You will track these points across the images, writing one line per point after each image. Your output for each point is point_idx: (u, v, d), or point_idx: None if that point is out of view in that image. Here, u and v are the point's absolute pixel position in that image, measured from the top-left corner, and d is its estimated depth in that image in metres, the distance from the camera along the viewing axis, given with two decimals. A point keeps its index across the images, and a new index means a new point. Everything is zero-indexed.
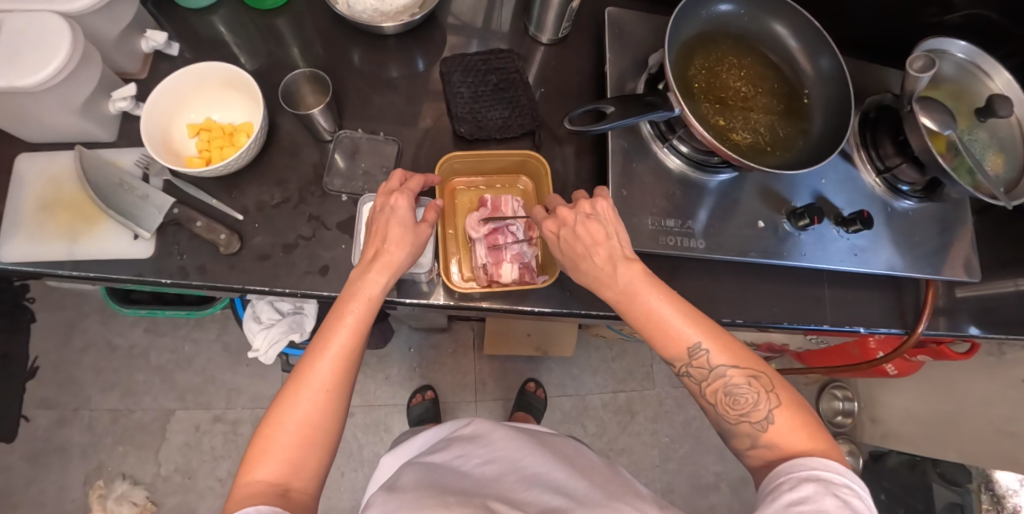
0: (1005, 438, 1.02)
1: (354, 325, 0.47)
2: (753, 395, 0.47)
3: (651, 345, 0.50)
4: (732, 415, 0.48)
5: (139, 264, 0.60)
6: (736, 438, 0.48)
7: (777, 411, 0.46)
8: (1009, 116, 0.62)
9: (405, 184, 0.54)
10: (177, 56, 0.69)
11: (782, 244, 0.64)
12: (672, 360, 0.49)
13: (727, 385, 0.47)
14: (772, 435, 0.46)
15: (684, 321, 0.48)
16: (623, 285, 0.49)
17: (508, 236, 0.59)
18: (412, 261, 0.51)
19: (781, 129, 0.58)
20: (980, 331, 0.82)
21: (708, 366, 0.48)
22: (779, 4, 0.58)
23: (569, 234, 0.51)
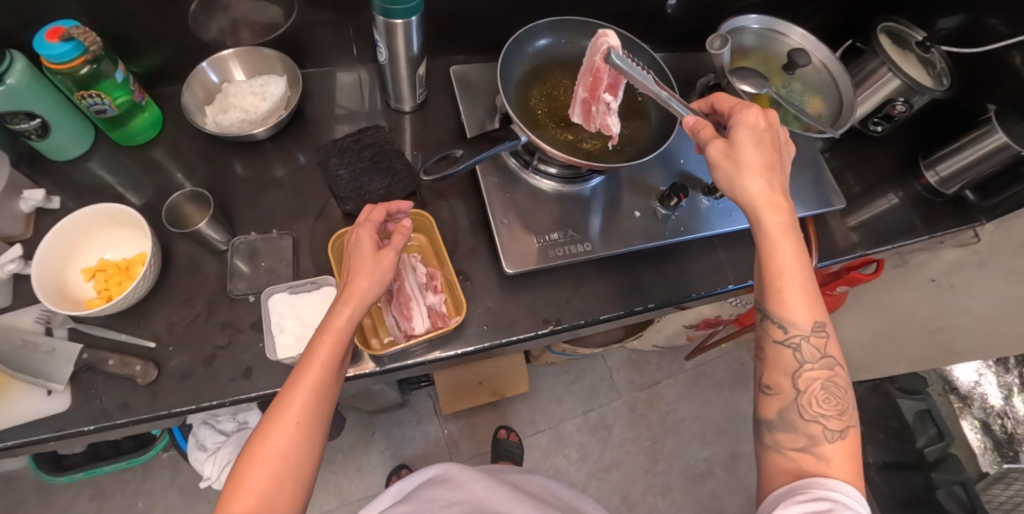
0: (936, 334, 1.14)
1: (325, 358, 0.48)
2: (839, 406, 0.49)
3: (777, 295, 0.51)
4: (809, 410, 0.49)
5: (58, 417, 0.60)
6: (790, 433, 0.49)
7: (850, 432, 0.48)
8: (807, 64, 0.74)
9: (365, 216, 0.56)
10: (60, 208, 0.71)
11: (663, 225, 0.68)
12: (791, 324, 0.50)
13: (823, 382, 0.50)
14: (832, 448, 0.47)
15: (818, 303, 0.51)
16: (783, 222, 0.51)
17: (602, 104, 0.58)
18: (376, 291, 0.52)
19: (625, 128, 0.66)
20: (870, 250, 0.93)
21: (819, 354, 0.50)
22: (586, 26, 0.67)
23: (767, 146, 0.53)
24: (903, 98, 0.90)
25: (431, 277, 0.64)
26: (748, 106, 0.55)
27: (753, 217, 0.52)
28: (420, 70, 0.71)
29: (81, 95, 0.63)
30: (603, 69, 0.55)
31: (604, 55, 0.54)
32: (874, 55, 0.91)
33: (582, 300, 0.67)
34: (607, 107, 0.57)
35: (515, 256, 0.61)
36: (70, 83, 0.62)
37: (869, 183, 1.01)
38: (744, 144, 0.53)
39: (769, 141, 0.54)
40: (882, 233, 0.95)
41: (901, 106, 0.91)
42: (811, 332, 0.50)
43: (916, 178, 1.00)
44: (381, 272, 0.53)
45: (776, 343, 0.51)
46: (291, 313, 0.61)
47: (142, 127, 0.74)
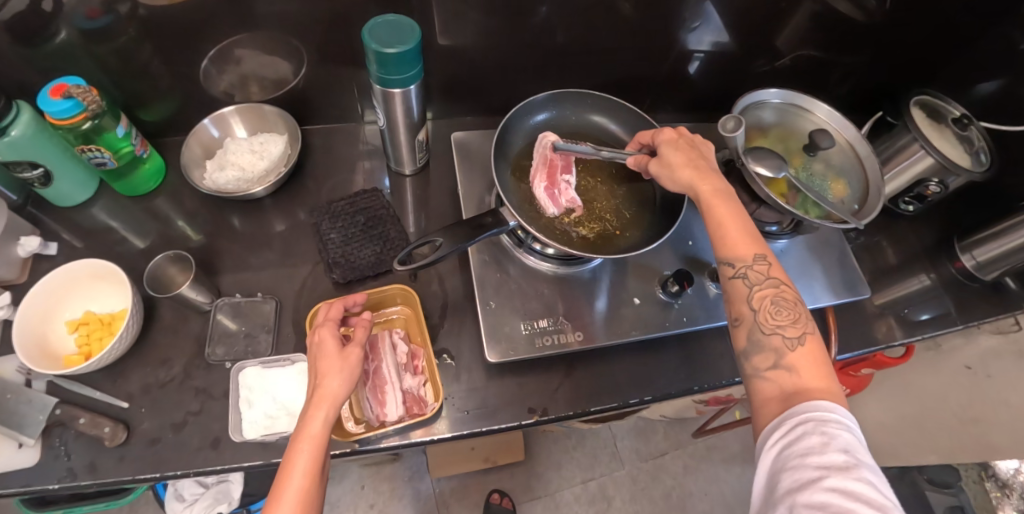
0: (969, 426, 1.03)
1: (308, 466, 0.45)
2: (793, 316, 0.49)
3: (721, 240, 0.52)
4: (767, 325, 0.48)
5: (23, 475, 0.58)
6: (760, 353, 0.47)
7: (810, 338, 0.47)
8: (829, 146, 0.69)
9: (325, 316, 0.55)
10: (57, 253, 0.71)
11: (664, 314, 0.64)
12: (736, 257, 0.51)
13: (774, 297, 0.49)
14: (798, 356, 0.46)
15: (752, 232, 0.52)
16: (715, 188, 0.54)
17: (563, 184, 0.60)
18: (346, 388, 0.50)
19: (626, 210, 0.63)
20: (902, 338, 0.85)
21: (768, 278, 0.50)
22: (593, 100, 0.67)
23: (685, 143, 0.57)
24: (937, 178, 0.84)
25: (412, 357, 0.61)
26: (660, 129, 0.60)
27: (689, 186, 0.55)
28: (419, 136, 0.70)
29: (83, 148, 0.63)
30: (555, 157, 0.60)
31: (554, 145, 0.58)
32: (905, 131, 0.85)
33: (573, 389, 0.63)
34: (570, 184, 0.60)
35: (499, 344, 0.58)
36: (72, 137, 0.62)
37: (899, 262, 0.94)
38: (665, 145, 0.57)
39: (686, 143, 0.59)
40: (914, 320, 0.88)
41: (935, 187, 0.86)
42: (755, 262, 0.51)
43: (951, 260, 0.93)
44: (350, 371, 0.51)
45: (730, 280, 0.51)
46: (262, 387, 0.60)
47: (145, 177, 0.74)
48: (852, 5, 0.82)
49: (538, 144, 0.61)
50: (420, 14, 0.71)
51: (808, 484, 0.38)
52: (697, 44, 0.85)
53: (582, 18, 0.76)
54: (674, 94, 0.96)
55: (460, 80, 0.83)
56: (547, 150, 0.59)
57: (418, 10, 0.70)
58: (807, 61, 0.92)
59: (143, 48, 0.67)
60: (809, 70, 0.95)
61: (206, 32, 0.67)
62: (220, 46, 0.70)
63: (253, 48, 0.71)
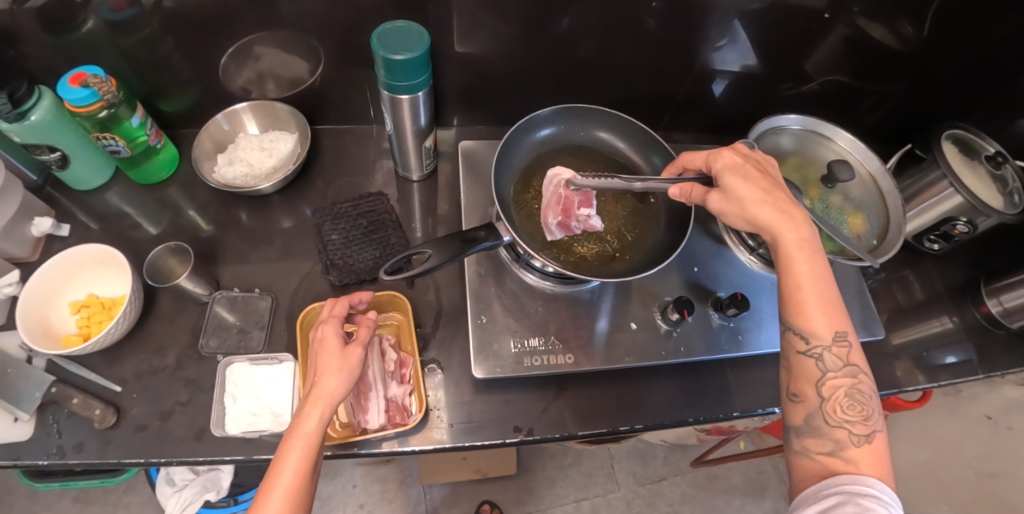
0: (986, 479, 1.06)
1: (299, 465, 0.45)
2: (863, 413, 0.46)
3: (796, 308, 0.49)
4: (835, 415, 0.46)
5: (14, 449, 0.60)
6: (816, 437, 0.46)
7: (877, 438, 0.45)
8: (849, 179, 0.67)
9: (330, 312, 0.55)
10: (69, 235, 0.73)
11: (660, 342, 0.62)
12: (812, 333, 0.48)
13: (848, 389, 0.47)
14: (860, 453, 0.44)
15: (834, 308, 0.48)
16: (801, 238, 0.50)
17: (582, 217, 0.57)
18: (344, 388, 0.49)
19: (629, 232, 0.62)
20: (917, 384, 0.81)
21: (845, 364, 0.47)
22: (601, 116, 0.65)
23: (760, 179, 0.53)
24: (966, 217, 0.80)
25: (400, 365, 0.60)
26: (719, 151, 0.56)
27: (772, 236, 0.51)
28: (426, 143, 0.70)
29: (98, 136, 0.65)
30: (571, 194, 0.57)
31: (569, 182, 0.55)
32: (934, 165, 0.81)
33: (562, 411, 0.61)
34: (589, 216, 0.58)
35: (486, 361, 0.57)
36: (88, 125, 0.63)
37: (920, 303, 0.90)
38: (737, 182, 0.53)
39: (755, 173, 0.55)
40: (933, 365, 0.83)
41: (962, 226, 0.81)
42: (833, 342, 0.48)
43: (975, 304, 0.88)
44: (348, 371, 0.51)
45: (798, 355, 0.48)
46: (249, 383, 0.60)
47: (158, 167, 0.76)
48: (887, 32, 0.79)
49: (547, 182, 0.58)
50: (438, 20, 0.70)
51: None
52: (722, 63, 0.83)
53: (604, 32, 0.75)
54: (695, 114, 0.94)
55: (477, 88, 0.83)
56: (562, 189, 0.56)
57: (436, 17, 0.70)
58: (835, 87, 0.89)
59: (165, 42, 0.68)
60: (837, 97, 0.92)
61: (227, 28, 0.68)
62: (240, 43, 0.71)
63: (272, 46, 0.72)
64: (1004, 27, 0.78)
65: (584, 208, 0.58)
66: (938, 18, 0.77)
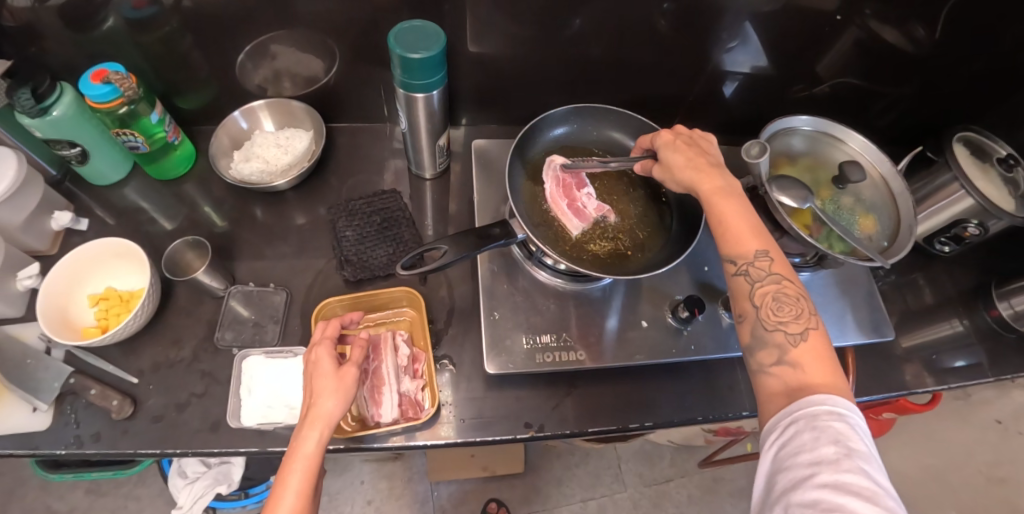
0: (995, 484, 1.06)
1: (300, 487, 0.46)
2: (796, 311, 0.46)
3: (721, 237, 0.50)
4: (770, 323, 0.46)
5: (34, 437, 0.61)
6: (763, 350, 0.46)
7: (813, 333, 0.45)
8: (860, 179, 0.66)
9: (322, 334, 0.56)
10: (87, 228, 0.75)
11: (672, 341, 0.62)
12: (738, 254, 0.49)
13: (776, 293, 0.47)
14: (802, 352, 0.44)
15: (752, 226, 0.49)
16: (717, 184, 0.52)
17: (584, 198, 0.61)
18: (341, 408, 0.50)
19: (641, 231, 0.62)
20: (927, 386, 0.81)
21: (770, 274, 0.47)
22: (614, 115, 0.66)
23: (683, 142, 0.55)
24: (977, 220, 0.80)
25: (413, 360, 0.61)
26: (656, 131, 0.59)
27: (692, 185, 0.53)
28: (440, 141, 0.71)
29: (118, 132, 0.66)
30: (567, 178, 0.61)
31: (564, 162, 0.60)
32: (945, 167, 0.81)
33: (572, 408, 0.62)
34: (590, 195, 0.61)
35: (498, 357, 0.57)
36: (109, 120, 0.65)
37: (931, 306, 0.90)
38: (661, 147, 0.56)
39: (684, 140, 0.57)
40: (943, 367, 0.83)
41: (974, 228, 0.82)
42: (757, 257, 0.48)
43: (986, 308, 0.88)
44: (345, 391, 0.52)
45: (731, 278, 0.49)
46: (264, 376, 0.61)
47: (175, 163, 0.77)
48: (899, 34, 0.79)
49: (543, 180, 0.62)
50: (452, 20, 0.71)
51: (799, 483, 0.37)
52: (734, 65, 0.83)
53: (617, 32, 0.75)
54: (706, 115, 0.94)
55: (490, 88, 0.84)
56: (559, 177, 0.60)
57: (451, 17, 0.71)
58: (847, 89, 0.89)
59: (184, 39, 0.69)
60: (848, 99, 0.92)
61: (244, 27, 0.69)
62: (257, 41, 0.72)
63: (289, 44, 0.73)
64: (1018, 30, 0.77)
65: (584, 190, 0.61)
66: (951, 21, 0.77)
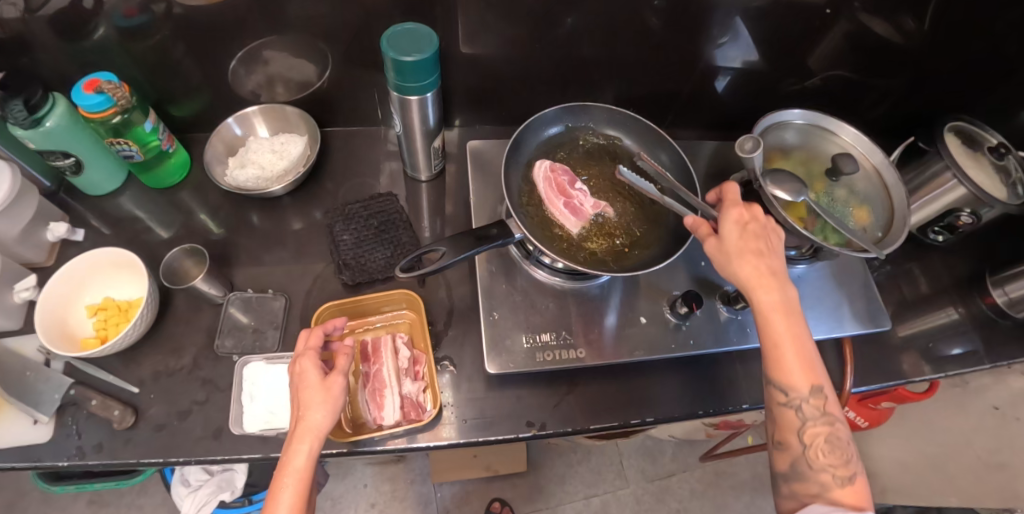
0: (993, 470, 1.06)
1: (293, 502, 0.47)
2: (842, 456, 0.49)
3: (776, 363, 0.50)
4: (818, 460, 0.49)
5: (36, 449, 0.61)
6: (802, 482, 0.49)
7: (857, 479, 0.48)
8: (853, 171, 0.67)
9: (305, 344, 0.55)
10: (83, 239, 0.74)
11: (671, 336, 0.62)
12: (792, 387, 0.49)
13: (826, 436, 0.49)
14: (842, 494, 0.47)
15: (809, 359, 0.50)
16: (780, 300, 0.51)
17: (579, 196, 0.61)
18: (330, 420, 0.51)
19: (637, 228, 0.63)
20: (924, 374, 0.82)
21: (823, 412, 0.49)
22: (609, 114, 0.66)
23: (754, 235, 0.53)
24: (970, 208, 0.81)
25: (414, 362, 0.61)
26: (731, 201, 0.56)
27: (748, 294, 0.52)
28: (435, 143, 0.71)
29: (112, 141, 0.66)
30: (558, 178, 0.62)
31: (552, 162, 0.61)
32: (937, 157, 0.82)
33: (573, 406, 0.62)
34: (584, 191, 0.62)
35: (499, 356, 0.57)
36: (103, 130, 0.64)
37: (926, 295, 0.90)
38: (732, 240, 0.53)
39: (753, 231, 0.54)
40: (939, 355, 0.84)
41: (966, 217, 0.82)
42: (811, 394, 0.50)
43: (981, 295, 0.89)
44: (332, 400, 0.52)
45: (780, 407, 0.50)
46: (265, 381, 0.61)
47: (170, 171, 0.77)
48: (889, 26, 0.80)
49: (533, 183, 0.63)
50: (445, 22, 0.71)
51: None
52: (726, 60, 0.83)
53: (609, 30, 0.75)
54: (699, 110, 0.94)
55: (484, 88, 0.84)
56: (549, 178, 0.62)
57: (443, 19, 0.71)
58: (838, 82, 0.89)
59: (176, 47, 0.69)
60: (840, 91, 0.92)
61: (236, 33, 0.69)
62: (249, 47, 0.72)
63: (281, 50, 0.73)
64: (1007, 19, 0.78)
65: (577, 188, 0.62)
66: (941, 12, 0.77)
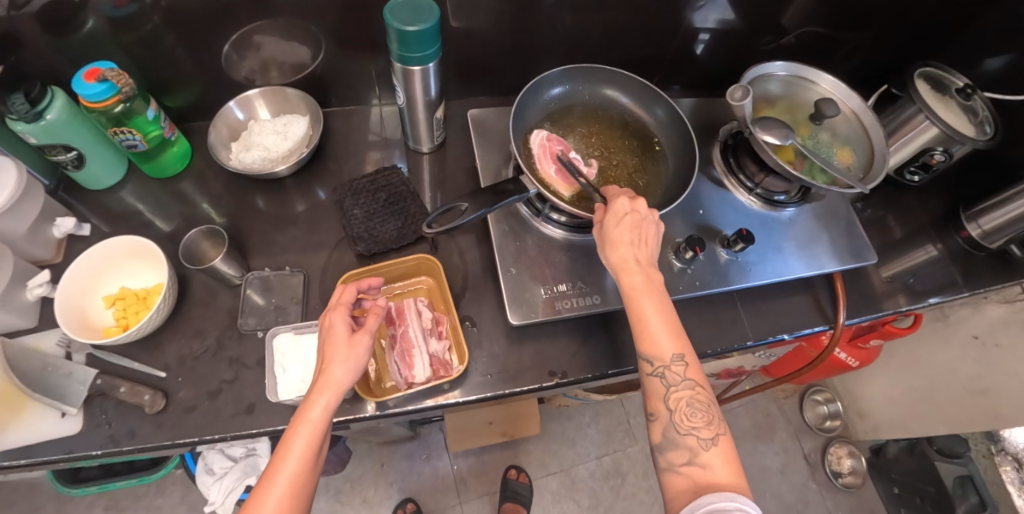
0: (978, 397, 1.04)
1: (304, 451, 0.50)
2: (707, 418, 0.50)
3: (642, 335, 0.53)
4: (682, 425, 0.50)
5: (68, 441, 0.62)
6: (675, 450, 0.49)
7: (722, 439, 0.49)
8: (835, 114, 0.71)
9: (337, 300, 0.58)
10: (90, 234, 0.74)
11: (677, 279, 0.69)
12: (655, 356, 0.51)
13: (689, 399, 0.51)
14: (711, 456, 0.48)
15: (668, 331, 0.52)
16: (645, 280, 0.54)
17: (570, 161, 0.63)
18: (350, 377, 0.53)
19: (641, 179, 0.66)
20: (906, 305, 0.87)
21: (683, 378, 0.51)
22: (605, 73, 0.69)
23: (629, 222, 0.55)
24: (942, 146, 0.86)
25: (437, 322, 0.64)
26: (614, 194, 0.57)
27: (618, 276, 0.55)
28: (438, 114, 0.72)
29: (115, 131, 0.66)
30: (553, 144, 0.64)
31: (546, 128, 0.64)
32: (910, 102, 0.87)
33: (590, 353, 0.65)
34: (577, 158, 0.64)
35: (520, 308, 0.60)
36: (105, 120, 0.65)
37: (906, 234, 0.96)
38: (611, 221, 0.56)
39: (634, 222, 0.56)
40: (919, 288, 0.90)
41: (939, 155, 0.87)
42: (673, 362, 0.52)
43: (957, 231, 0.94)
44: (355, 358, 0.55)
45: (648, 376, 0.52)
46: (293, 352, 0.63)
47: (172, 160, 0.77)
48: None
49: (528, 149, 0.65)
50: None
51: None
52: (704, 21, 0.86)
53: None
54: (683, 72, 0.98)
55: (475, 61, 0.85)
56: (545, 144, 0.64)
57: None
58: (812, 36, 0.93)
59: (169, 36, 0.69)
60: (812, 47, 0.96)
61: (228, 19, 0.70)
62: (241, 32, 0.72)
63: (273, 34, 0.74)
64: None
65: (571, 155, 0.64)
66: None
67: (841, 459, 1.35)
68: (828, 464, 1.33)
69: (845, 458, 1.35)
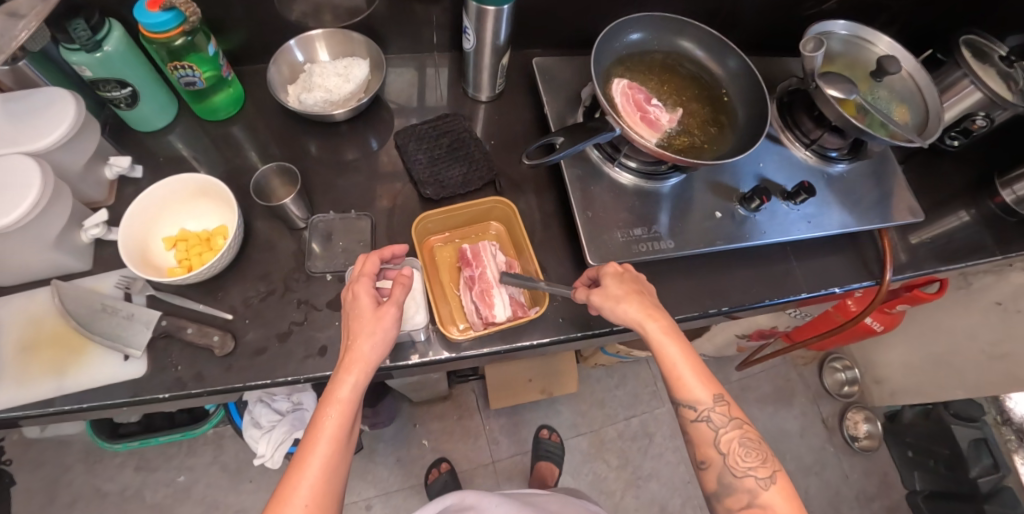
0: (997, 361, 1.07)
1: (333, 433, 0.48)
2: (761, 455, 0.50)
3: (676, 383, 0.52)
4: (737, 468, 0.49)
5: (133, 383, 0.61)
6: (732, 495, 0.49)
7: (778, 475, 0.49)
8: (899, 71, 0.71)
9: (361, 270, 0.55)
10: (141, 178, 0.72)
11: (742, 228, 0.69)
12: (696, 402, 0.51)
13: (740, 439, 0.50)
14: (772, 495, 0.48)
15: (701, 376, 0.51)
16: (667, 327, 0.53)
17: (653, 110, 0.64)
18: (377, 353, 0.51)
19: (712, 128, 0.67)
20: (943, 266, 0.90)
21: (729, 418, 0.51)
22: (679, 24, 0.68)
23: (629, 277, 0.56)
24: (984, 112, 0.87)
25: (509, 266, 0.67)
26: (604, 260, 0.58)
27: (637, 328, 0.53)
28: (504, 61, 0.71)
29: (175, 65, 0.64)
30: (635, 93, 0.64)
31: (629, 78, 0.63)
32: (955, 66, 0.87)
33: None
34: (659, 107, 0.64)
35: (599, 250, 0.62)
36: (164, 53, 0.63)
37: (943, 199, 0.98)
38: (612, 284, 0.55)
39: (632, 278, 0.57)
40: (955, 250, 0.92)
41: (981, 120, 0.87)
42: (715, 403, 0.51)
43: (990, 196, 0.96)
44: (383, 330, 0.52)
45: (693, 422, 0.51)
46: None
47: (225, 103, 0.75)
48: None
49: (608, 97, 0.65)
50: None
51: None
52: None
53: None
54: (733, 32, 0.97)
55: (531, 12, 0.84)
56: (626, 92, 0.64)
57: None
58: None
59: None
60: (860, 10, 0.96)
61: None
62: None
63: None
64: None
65: (653, 104, 0.64)
66: None
67: (857, 424, 1.38)
68: (845, 429, 1.37)
69: (862, 423, 1.38)
